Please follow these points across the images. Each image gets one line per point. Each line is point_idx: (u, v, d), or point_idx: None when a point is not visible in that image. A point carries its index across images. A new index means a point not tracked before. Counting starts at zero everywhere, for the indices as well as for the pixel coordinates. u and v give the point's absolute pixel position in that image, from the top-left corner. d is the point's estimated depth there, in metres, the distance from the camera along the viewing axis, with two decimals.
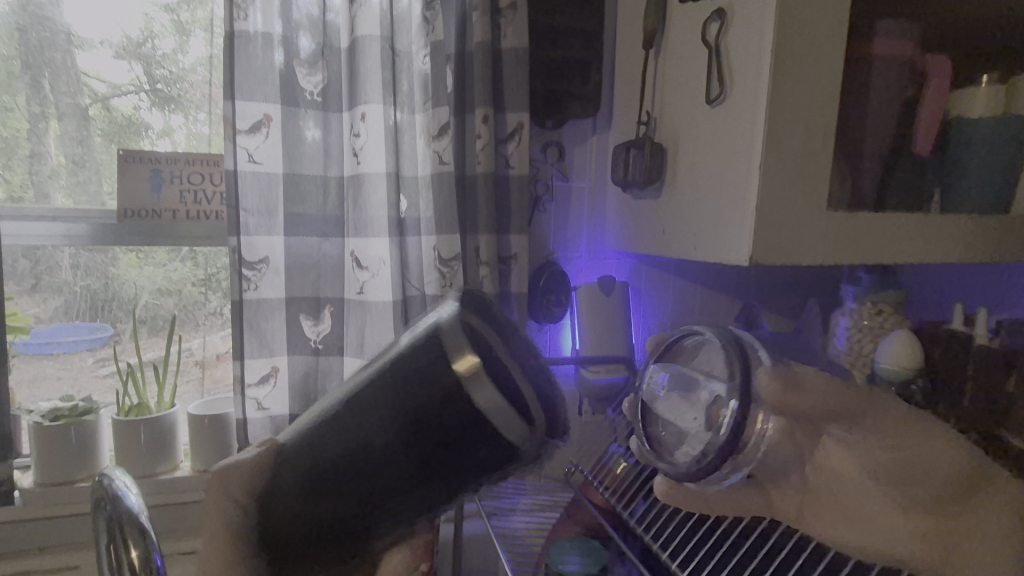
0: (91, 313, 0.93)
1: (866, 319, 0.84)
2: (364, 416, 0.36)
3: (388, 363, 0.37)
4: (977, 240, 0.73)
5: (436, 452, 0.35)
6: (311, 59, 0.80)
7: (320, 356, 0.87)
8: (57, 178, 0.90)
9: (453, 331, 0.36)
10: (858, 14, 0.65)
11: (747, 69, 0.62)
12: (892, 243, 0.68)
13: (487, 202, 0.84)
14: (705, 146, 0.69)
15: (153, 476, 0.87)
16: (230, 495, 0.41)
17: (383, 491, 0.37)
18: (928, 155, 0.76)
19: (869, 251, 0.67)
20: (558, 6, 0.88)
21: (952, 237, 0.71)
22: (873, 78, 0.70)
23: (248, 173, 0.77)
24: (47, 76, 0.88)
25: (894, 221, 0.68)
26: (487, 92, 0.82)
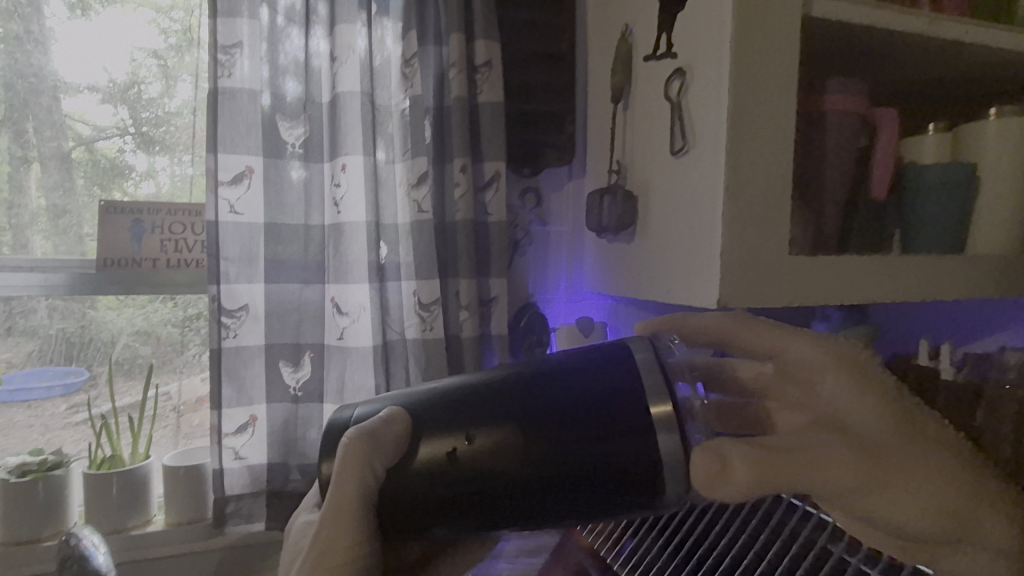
0: (66, 358, 0.92)
1: None
2: (496, 416, 0.44)
3: (563, 387, 0.43)
4: (935, 281, 0.76)
5: (568, 482, 0.42)
6: (294, 113, 0.82)
7: (300, 404, 0.86)
8: (37, 224, 0.90)
9: (655, 382, 0.41)
10: (808, 75, 0.70)
11: (707, 122, 0.66)
12: (855, 286, 0.71)
13: (466, 248, 0.86)
14: (674, 194, 0.73)
15: (124, 532, 0.84)
16: (353, 473, 0.45)
17: (510, 496, 0.43)
18: (885, 199, 0.79)
19: (833, 293, 0.70)
20: (532, 62, 0.93)
21: (911, 278, 0.74)
22: (828, 130, 0.74)
23: (229, 224, 0.79)
24: (33, 120, 0.90)
25: (855, 264, 0.71)
26: (464, 144, 0.85)
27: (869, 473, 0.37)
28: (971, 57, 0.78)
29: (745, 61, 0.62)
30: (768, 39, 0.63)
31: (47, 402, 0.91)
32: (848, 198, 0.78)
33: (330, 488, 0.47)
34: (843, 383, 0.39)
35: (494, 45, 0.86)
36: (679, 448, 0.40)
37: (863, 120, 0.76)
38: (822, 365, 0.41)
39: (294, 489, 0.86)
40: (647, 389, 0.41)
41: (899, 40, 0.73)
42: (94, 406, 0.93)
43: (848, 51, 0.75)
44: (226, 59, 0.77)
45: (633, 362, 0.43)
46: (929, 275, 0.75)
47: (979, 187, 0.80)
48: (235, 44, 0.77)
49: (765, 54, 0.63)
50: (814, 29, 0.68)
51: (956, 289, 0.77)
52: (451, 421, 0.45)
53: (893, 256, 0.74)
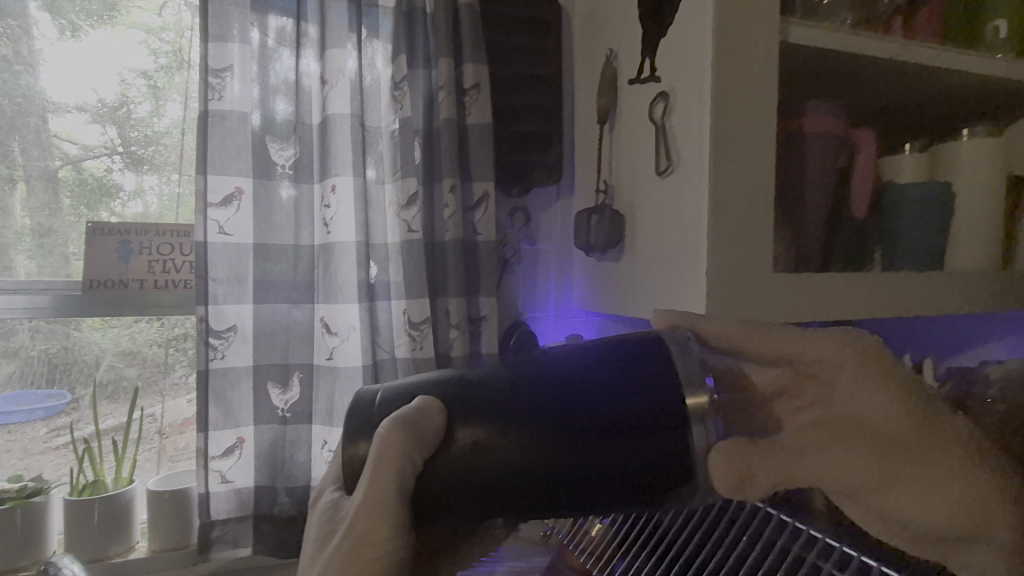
0: (48, 380, 0.90)
1: None
2: (543, 403, 0.40)
3: (614, 372, 0.40)
4: (917, 297, 0.77)
5: (621, 473, 0.39)
6: (284, 135, 0.83)
7: (288, 425, 0.85)
8: (22, 245, 0.90)
9: (690, 367, 0.40)
10: (786, 99, 0.72)
11: (690, 143, 0.68)
12: (837, 302, 0.72)
13: (456, 268, 0.87)
14: (660, 213, 0.74)
15: (106, 560, 0.82)
16: (394, 466, 0.40)
17: (552, 490, 0.40)
18: (864, 217, 0.81)
19: (817, 310, 0.71)
20: (520, 84, 0.94)
21: (892, 295, 0.76)
22: (808, 151, 0.76)
23: (218, 245, 0.79)
24: (20, 141, 0.89)
25: (837, 282, 0.72)
26: (453, 165, 0.86)
27: (885, 479, 0.35)
28: (942, 81, 0.81)
29: (726, 85, 0.64)
30: (748, 64, 0.65)
31: (27, 426, 0.89)
32: (830, 215, 0.79)
33: (365, 479, 0.42)
34: (857, 380, 0.37)
35: (482, 69, 0.88)
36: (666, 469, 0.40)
37: (840, 141, 0.78)
38: (839, 362, 0.38)
39: (281, 513, 0.85)
40: (682, 379, 0.39)
41: (873, 65, 0.76)
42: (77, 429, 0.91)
43: (825, 75, 0.77)
44: (217, 83, 0.77)
45: (667, 351, 0.41)
46: (910, 291, 0.77)
47: (954, 206, 0.83)
48: (226, 68, 0.78)
49: (745, 79, 0.65)
50: (792, 55, 0.70)
51: (937, 305, 0.79)
52: (483, 408, 0.42)
53: (873, 273, 0.76)
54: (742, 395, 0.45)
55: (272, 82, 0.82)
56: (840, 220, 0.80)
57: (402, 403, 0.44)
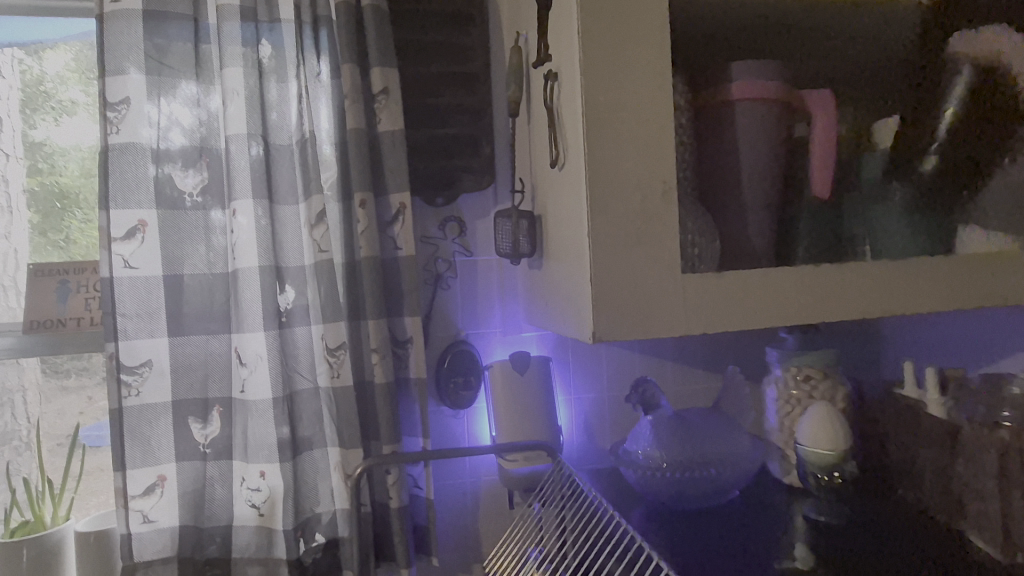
0: (98, 415, 0.93)
1: (793, 388, 0.77)
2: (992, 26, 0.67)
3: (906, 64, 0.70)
4: (884, 293, 0.65)
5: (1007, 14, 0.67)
6: (190, 163, 0.81)
7: (210, 462, 0.81)
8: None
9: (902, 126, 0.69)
10: (696, 71, 0.64)
11: (571, 129, 0.60)
12: (765, 307, 0.62)
13: (372, 288, 0.80)
14: (558, 212, 0.66)
15: None
16: None
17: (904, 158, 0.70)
18: (828, 198, 0.68)
19: (748, 315, 0.61)
20: (441, 86, 0.88)
21: (836, 293, 0.64)
22: (734, 126, 0.66)
23: (125, 279, 0.78)
24: (29, 181, 0.94)
25: (766, 282, 0.62)
26: (364, 177, 0.80)
27: None
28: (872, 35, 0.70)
29: (599, 61, 0.57)
30: (624, 35, 0.57)
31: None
32: (779, 210, 0.68)
33: None
34: None
35: (392, 72, 0.82)
36: (644, 475, 0.70)
37: (785, 109, 0.67)
38: None
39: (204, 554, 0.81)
40: (859, 143, 0.70)
41: (895, 42, 0.70)
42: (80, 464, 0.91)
43: (845, 56, 0.70)
44: (115, 116, 0.77)
45: (867, 130, 0.70)
46: (867, 288, 0.64)
47: (949, 186, 0.69)
48: (122, 101, 0.77)
49: (622, 51, 0.57)
50: (685, 18, 0.61)
51: (909, 300, 0.65)
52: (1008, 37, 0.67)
53: (807, 266, 0.64)
54: (708, 453, 0.70)
55: (175, 113, 0.80)
56: (799, 208, 0.68)
57: (814, 286, 0.63)
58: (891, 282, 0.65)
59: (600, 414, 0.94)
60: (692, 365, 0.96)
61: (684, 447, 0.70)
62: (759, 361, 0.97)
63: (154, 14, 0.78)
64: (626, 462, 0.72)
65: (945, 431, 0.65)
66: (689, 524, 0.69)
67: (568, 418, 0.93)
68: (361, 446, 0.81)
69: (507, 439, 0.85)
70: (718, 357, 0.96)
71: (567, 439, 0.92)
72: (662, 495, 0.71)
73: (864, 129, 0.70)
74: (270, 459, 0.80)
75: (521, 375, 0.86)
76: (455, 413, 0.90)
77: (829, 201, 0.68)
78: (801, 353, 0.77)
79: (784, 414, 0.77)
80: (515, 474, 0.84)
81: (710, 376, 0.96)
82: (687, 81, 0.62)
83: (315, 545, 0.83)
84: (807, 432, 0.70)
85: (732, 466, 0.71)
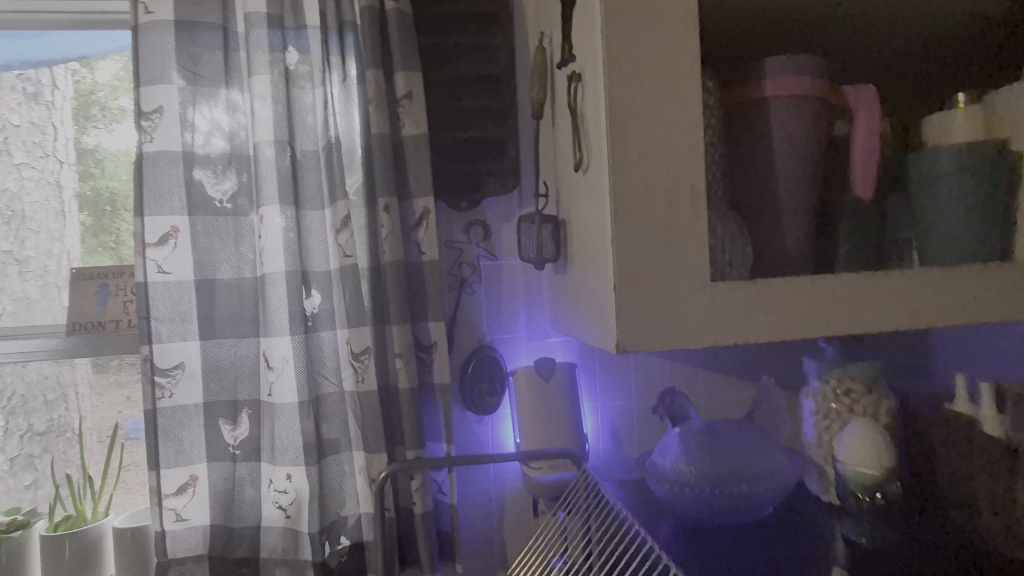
0: (136, 412, 0.97)
1: (833, 401, 0.73)
2: None
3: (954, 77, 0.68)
4: (934, 303, 0.61)
5: None
6: (220, 170, 0.82)
7: (239, 463, 0.83)
8: (25, 273, 0.96)
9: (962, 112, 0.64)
10: (728, 69, 0.61)
11: (595, 132, 0.58)
12: (800, 317, 0.58)
13: (396, 293, 0.80)
14: (582, 217, 0.65)
15: None
16: None
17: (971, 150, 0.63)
18: (871, 200, 0.64)
19: (782, 326, 0.58)
20: (465, 88, 0.87)
21: (879, 302, 0.60)
22: (768, 126, 0.63)
23: (158, 284, 0.80)
24: (81, 186, 0.98)
25: (804, 292, 0.58)
26: (388, 182, 0.80)
27: None
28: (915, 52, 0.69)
29: (624, 61, 0.55)
30: (649, 32, 0.55)
31: (36, 457, 0.96)
32: (817, 214, 0.64)
33: None
34: None
35: (415, 77, 0.82)
36: (674, 491, 0.68)
37: (824, 106, 0.64)
38: None
39: (234, 554, 0.82)
40: (906, 142, 0.66)
41: (937, 61, 0.69)
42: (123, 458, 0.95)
43: (888, 55, 0.68)
44: (149, 125, 0.79)
45: (920, 126, 0.66)
46: (914, 299, 0.60)
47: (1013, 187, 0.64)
48: (155, 109, 0.79)
49: (648, 49, 0.55)
50: (716, 13, 0.58)
51: (961, 310, 0.61)
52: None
53: (848, 274, 0.60)
54: (739, 465, 0.67)
55: (202, 120, 0.81)
56: (840, 211, 0.64)
57: (857, 296, 0.59)
58: (942, 291, 0.61)
59: (627, 422, 0.92)
60: (724, 372, 0.92)
61: (712, 457, 0.68)
62: (797, 370, 0.93)
63: (185, 24, 0.79)
64: (654, 476, 0.70)
65: (1002, 450, 0.62)
66: (718, 541, 0.66)
67: (595, 425, 0.91)
68: (385, 451, 0.81)
69: (532, 447, 0.84)
70: (752, 364, 0.93)
71: (594, 447, 0.90)
72: (692, 511, 0.68)
73: (920, 124, 0.66)
74: (296, 462, 0.83)
75: (546, 383, 0.85)
76: (479, 418, 0.89)
77: (872, 204, 0.64)
78: (842, 364, 0.73)
79: (822, 428, 0.74)
80: (540, 482, 0.83)
81: (744, 385, 0.93)
82: (717, 79, 0.59)
83: (341, 548, 0.84)
84: (847, 450, 0.68)
85: (765, 480, 0.68)
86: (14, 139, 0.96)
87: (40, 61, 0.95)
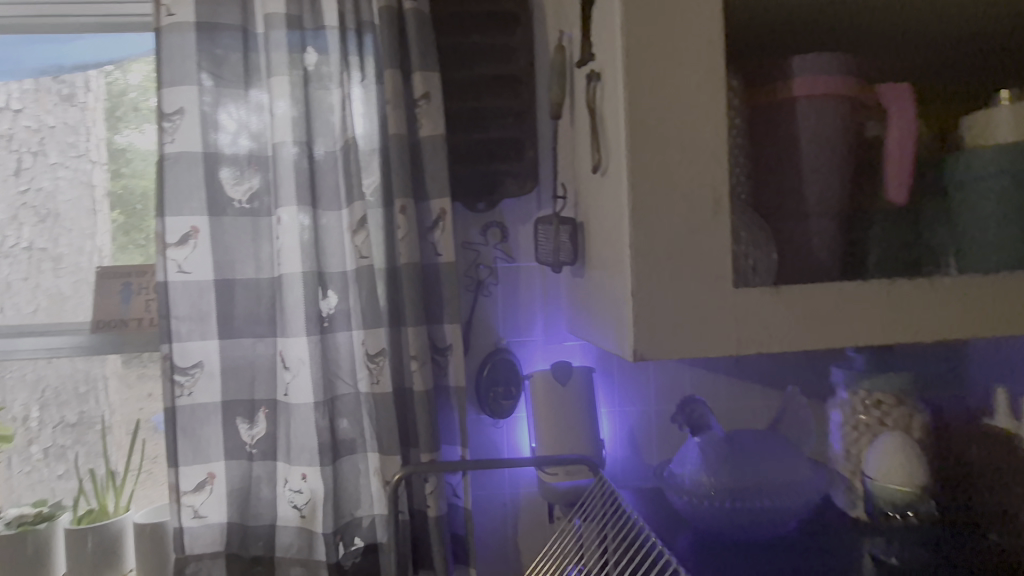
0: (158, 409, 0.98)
1: (861, 412, 0.70)
2: None
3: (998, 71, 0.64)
4: (971, 312, 0.58)
5: None
6: (240, 171, 0.83)
7: (256, 462, 0.83)
8: (59, 270, 0.98)
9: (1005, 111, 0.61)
10: (753, 66, 0.59)
11: (613, 132, 0.57)
12: (827, 327, 0.56)
13: (412, 295, 0.79)
14: (600, 219, 0.63)
15: None
16: None
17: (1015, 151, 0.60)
18: (905, 202, 0.61)
19: (809, 335, 0.56)
20: (484, 89, 0.86)
21: (912, 311, 0.57)
22: (795, 125, 0.61)
23: (178, 284, 0.80)
24: (112, 184, 0.99)
25: (832, 300, 0.56)
26: (405, 184, 0.79)
27: None
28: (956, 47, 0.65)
29: (645, 58, 0.53)
30: (672, 29, 0.53)
31: (68, 448, 0.98)
32: (847, 218, 0.61)
33: None
34: None
35: (433, 77, 0.81)
36: (693, 503, 0.66)
37: (855, 105, 0.61)
38: None
39: (250, 552, 0.83)
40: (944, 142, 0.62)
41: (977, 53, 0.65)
42: (144, 454, 0.97)
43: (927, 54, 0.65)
44: (170, 126, 0.80)
45: (959, 125, 0.62)
46: (951, 308, 0.57)
47: None
48: (177, 111, 0.80)
49: (670, 47, 0.53)
50: (742, 9, 0.56)
51: (1000, 320, 0.58)
52: None
53: (880, 282, 0.57)
54: (761, 477, 0.65)
55: (226, 121, 0.82)
56: (872, 215, 0.61)
57: (889, 305, 0.57)
58: (981, 299, 0.58)
59: (645, 428, 0.90)
60: (746, 379, 0.90)
61: (732, 468, 0.66)
62: (823, 379, 0.90)
63: (206, 26, 0.80)
64: (672, 487, 0.68)
65: None
66: (738, 556, 0.64)
67: (612, 431, 0.89)
68: (400, 453, 0.80)
69: (548, 452, 0.82)
70: (776, 371, 0.90)
71: (611, 453, 0.89)
72: (711, 524, 0.66)
73: (958, 124, 0.62)
74: (311, 463, 0.83)
75: (563, 387, 0.83)
76: (495, 422, 0.88)
77: (906, 206, 0.61)
78: (872, 374, 0.71)
79: (851, 441, 0.72)
80: (556, 488, 0.81)
81: (766, 393, 0.90)
82: (742, 78, 0.57)
83: (355, 549, 0.84)
84: (877, 463, 0.66)
85: (788, 492, 0.65)
86: (49, 139, 0.99)
87: (71, 65, 0.97)
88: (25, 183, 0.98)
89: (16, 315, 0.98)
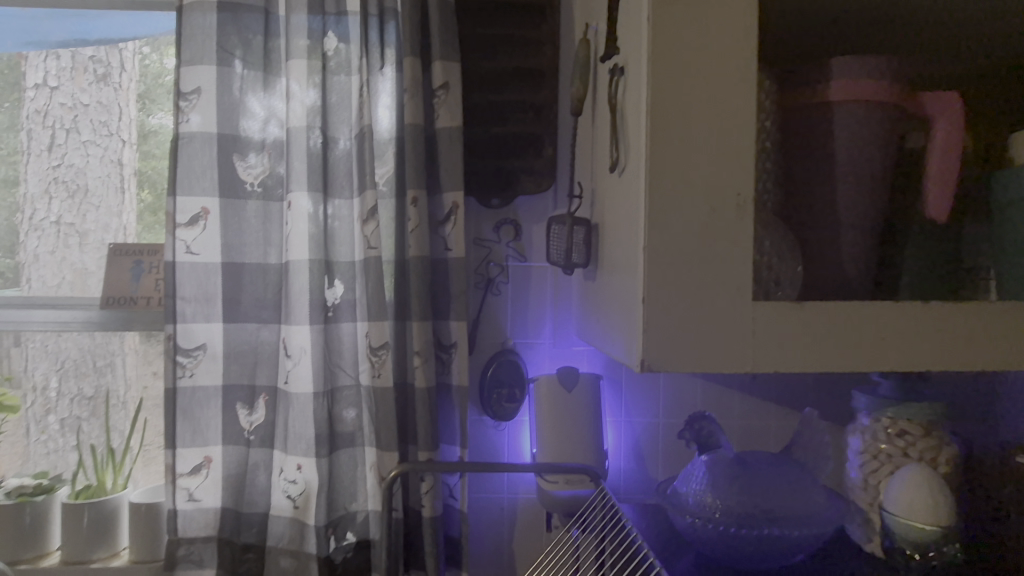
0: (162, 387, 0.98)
1: (883, 441, 0.67)
2: None
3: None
4: (1010, 342, 0.54)
5: None
6: (256, 155, 0.82)
7: (252, 448, 0.82)
8: (85, 245, 1.00)
9: None
10: (784, 69, 0.55)
11: (634, 131, 0.54)
12: (850, 349, 0.53)
13: (418, 289, 0.77)
14: (616, 220, 0.61)
15: (88, 563, 0.85)
16: None
17: None
18: (944, 215, 0.57)
19: (829, 355, 0.52)
20: (505, 82, 0.84)
21: (944, 336, 0.53)
22: (828, 132, 0.57)
23: (186, 264, 0.80)
24: (140, 164, 1.00)
25: (857, 319, 0.53)
26: (418, 175, 0.77)
27: None
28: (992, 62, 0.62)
29: (671, 52, 0.50)
30: (701, 24, 0.50)
31: (83, 420, 0.99)
32: (878, 235, 0.58)
33: None
34: None
35: (452, 67, 0.79)
36: (696, 526, 0.63)
37: (896, 112, 0.57)
38: None
39: (242, 539, 0.81)
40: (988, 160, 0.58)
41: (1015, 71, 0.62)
42: (147, 431, 0.97)
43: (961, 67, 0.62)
44: (186, 105, 0.79)
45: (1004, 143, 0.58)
46: (984, 334, 0.54)
47: None
48: (194, 90, 0.79)
49: (699, 41, 0.50)
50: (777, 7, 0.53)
51: None
52: None
53: (911, 302, 0.53)
54: (771, 500, 0.62)
55: (247, 102, 0.81)
56: (903, 233, 0.58)
57: (919, 328, 0.53)
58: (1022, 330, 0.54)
59: (652, 440, 0.87)
60: (760, 397, 0.87)
61: (738, 486, 0.63)
62: (843, 402, 0.86)
63: (228, 5, 0.79)
64: (675, 507, 0.65)
65: None
66: None
67: (617, 441, 0.86)
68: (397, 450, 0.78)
69: (549, 459, 0.80)
70: (791, 390, 0.86)
71: (614, 464, 0.86)
72: (713, 549, 0.64)
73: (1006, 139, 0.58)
74: (307, 453, 0.81)
75: (568, 393, 0.80)
76: (496, 424, 0.86)
77: (945, 221, 0.58)
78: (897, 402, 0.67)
79: (869, 470, 0.68)
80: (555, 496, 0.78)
81: (780, 413, 0.87)
82: (773, 80, 0.54)
83: (346, 544, 0.83)
84: (897, 499, 0.62)
85: (801, 516, 0.62)
86: (83, 117, 1.00)
87: (97, 38, 0.96)
88: (57, 159, 1.00)
89: (40, 287, 1.00)
